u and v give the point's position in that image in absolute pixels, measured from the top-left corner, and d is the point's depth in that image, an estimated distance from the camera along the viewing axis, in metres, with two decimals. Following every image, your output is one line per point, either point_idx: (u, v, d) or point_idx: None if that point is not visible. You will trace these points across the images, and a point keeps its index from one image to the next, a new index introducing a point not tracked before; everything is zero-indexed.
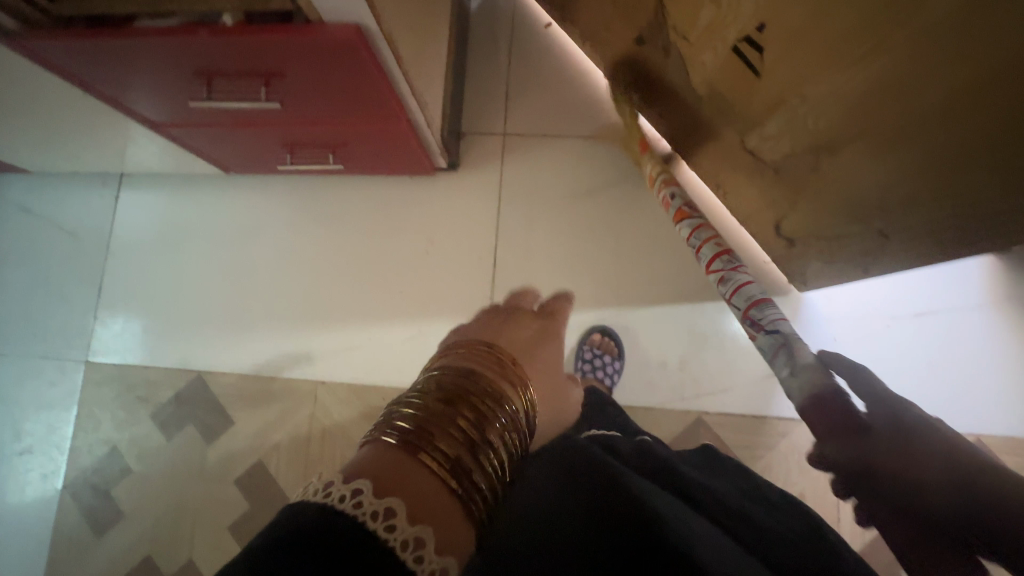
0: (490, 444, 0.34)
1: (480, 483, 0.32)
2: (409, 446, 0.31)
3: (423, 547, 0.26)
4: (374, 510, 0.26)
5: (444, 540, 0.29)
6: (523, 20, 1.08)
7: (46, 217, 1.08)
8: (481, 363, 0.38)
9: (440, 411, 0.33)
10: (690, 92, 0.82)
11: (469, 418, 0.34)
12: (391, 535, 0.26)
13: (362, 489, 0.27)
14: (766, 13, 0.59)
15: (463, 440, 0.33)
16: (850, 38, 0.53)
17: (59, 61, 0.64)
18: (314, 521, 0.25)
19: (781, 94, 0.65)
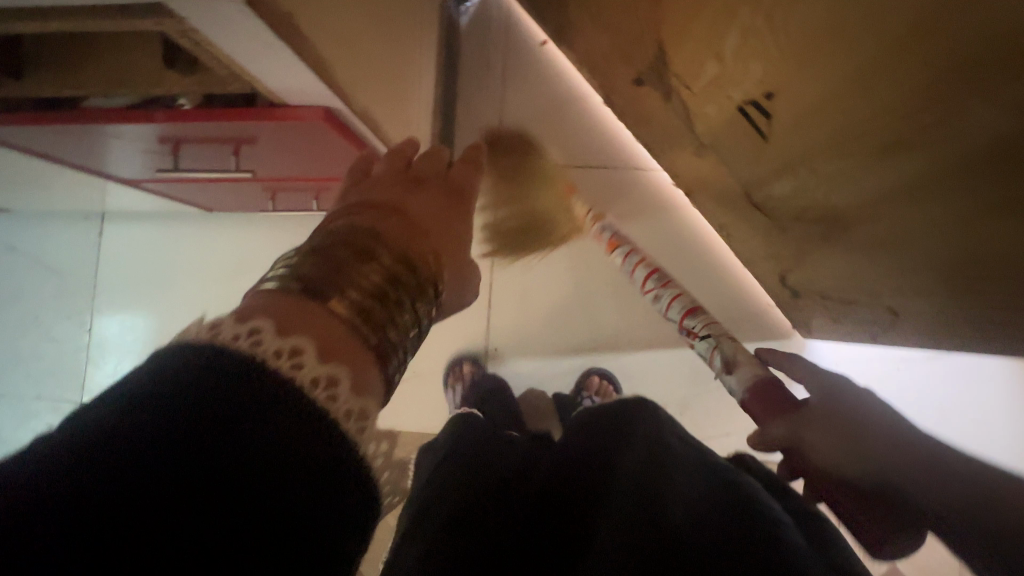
0: (395, 307, 0.37)
1: (387, 337, 0.36)
2: (314, 295, 0.34)
3: (338, 390, 0.28)
4: (277, 349, 0.27)
5: (359, 373, 0.31)
6: (516, 37, 1.00)
7: (29, 255, 1.06)
8: (377, 236, 0.41)
9: (340, 272, 0.36)
10: (692, 137, 0.76)
11: (375, 279, 0.37)
12: (301, 378, 0.27)
13: (263, 329, 0.28)
14: (772, 84, 0.54)
15: (371, 295, 0.36)
16: (864, 128, 0.48)
17: (8, 134, 0.59)
18: (217, 369, 0.25)
19: (789, 162, 0.60)
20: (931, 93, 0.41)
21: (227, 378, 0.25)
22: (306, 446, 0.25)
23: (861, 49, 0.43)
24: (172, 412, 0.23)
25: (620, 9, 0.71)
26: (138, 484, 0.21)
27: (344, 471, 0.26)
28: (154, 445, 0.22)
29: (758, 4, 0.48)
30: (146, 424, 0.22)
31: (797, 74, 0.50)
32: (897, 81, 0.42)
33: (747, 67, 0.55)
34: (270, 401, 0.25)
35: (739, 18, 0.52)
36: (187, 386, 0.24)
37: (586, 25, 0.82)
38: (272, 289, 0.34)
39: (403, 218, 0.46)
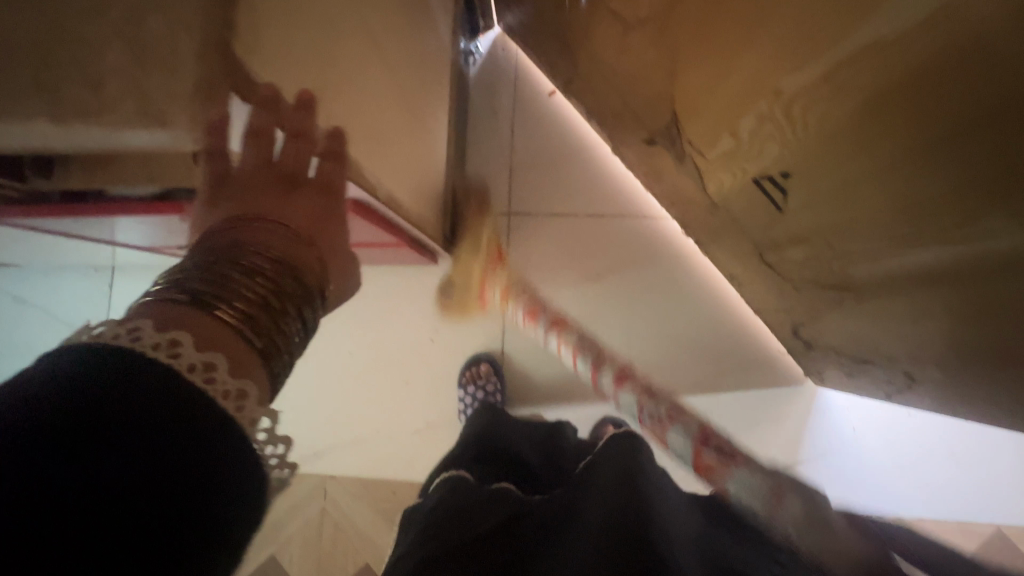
0: (281, 305, 0.27)
1: (295, 329, 0.28)
2: (196, 303, 0.24)
3: (248, 400, 0.22)
4: (156, 340, 0.21)
5: (251, 370, 0.24)
6: (523, 87, 1.02)
7: (41, 308, 1.06)
8: (261, 229, 0.29)
9: (214, 264, 0.26)
10: (704, 197, 0.77)
11: (262, 275, 0.27)
12: (209, 384, 0.21)
13: (181, 338, 0.22)
14: (789, 167, 0.55)
15: (263, 292, 0.27)
16: (880, 221, 0.49)
17: (38, 222, 0.61)
18: (93, 360, 0.20)
19: (805, 234, 0.61)
20: (952, 203, 0.41)
21: (98, 367, 0.20)
22: (198, 429, 0.20)
23: (881, 155, 0.44)
24: (54, 383, 0.19)
25: (632, 76, 0.73)
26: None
27: (238, 469, 0.21)
28: (23, 407, 0.18)
29: (776, 98, 0.50)
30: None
31: (814, 165, 0.51)
32: (891, 159, 0.43)
33: (763, 149, 0.57)
34: (155, 387, 0.20)
35: (756, 107, 0.53)
36: (66, 373, 0.19)
37: (596, 85, 0.84)
38: (150, 297, 0.25)
39: (305, 200, 0.34)
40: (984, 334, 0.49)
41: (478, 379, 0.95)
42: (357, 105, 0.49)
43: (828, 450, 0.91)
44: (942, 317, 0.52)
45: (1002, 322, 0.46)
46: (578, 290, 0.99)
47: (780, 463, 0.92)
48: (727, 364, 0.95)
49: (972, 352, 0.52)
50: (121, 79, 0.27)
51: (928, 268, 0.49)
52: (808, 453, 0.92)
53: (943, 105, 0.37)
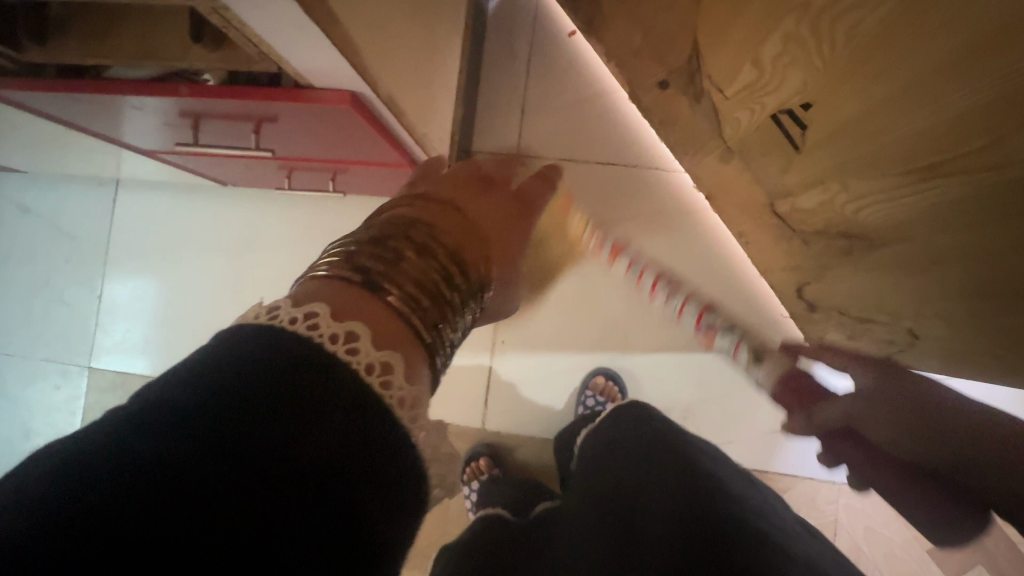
0: (443, 291, 0.41)
1: (449, 313, 0.41)
2: (367, 287, 0.36)
3: (417, 404, 0.29)
4: (333, 333, 0.28)
5: (413, 360, 0.35)
6: (543, 25, 0.98)
7: (43, 218, 1.06)
8: (429, 232, 0.44)
9: (386, 255, 0.39)
10: (719, 143, 0.75)
11: (426, 261, 0.41)
12: (352, 356, 0.28)
13: (356, 334, 0.29)
14: (810, 95, 0.52)
15: (427, 281, 0.40)
16: (898, 154, 0.47)
17: (41, 106, 0.61)
18: (271, 343, 0.27)
19: (819, 175, 0.59)
20: (973, 126, 0.39)
21: (303, 368, 0.26)
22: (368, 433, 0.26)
23: (904, 74, 0.42)
24: (264, 378, 0.25)
25: (656, 6, 0.69)
26: (212, 453, 0.23)
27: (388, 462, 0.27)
28: (237, 405, 0.24)
29: (804, 14, 0.47)
30: (235, 405, 0.24)
31: (838, 90, 0.49)
32: (909, 53, 0.40)
33: (784, 77, 0.54)
34: (338, 384, 0.27)
35: (782, 26, 0.50)
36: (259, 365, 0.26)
37: (619, 19, 0.80)
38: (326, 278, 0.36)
39: (454, 222, 0.50)
40: (985, 280, 0.49)
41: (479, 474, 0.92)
42: None
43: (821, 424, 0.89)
44: (950, 263, 0.51)
45: (1000, 265, 0.46)
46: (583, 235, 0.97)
47: (770, 426, 0.93)
48: (726, 324, 0.94)
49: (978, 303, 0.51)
50: None
51: (939, 206, 0.47)
52: None
53: (975, 11, 0.35)
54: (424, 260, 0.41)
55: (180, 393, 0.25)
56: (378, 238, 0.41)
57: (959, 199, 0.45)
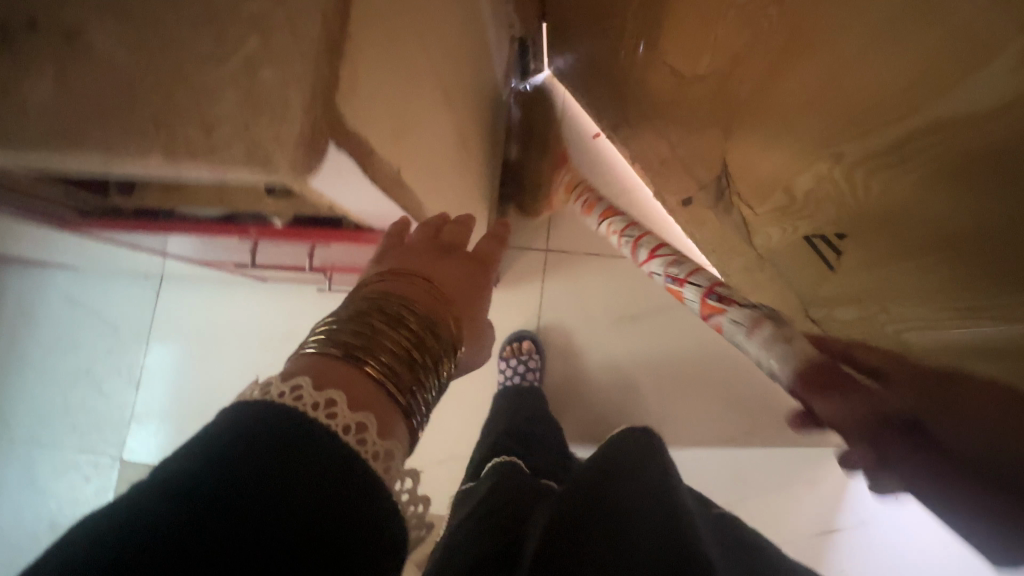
0: (420, 358, 0.36)
1: (428, 382, 0.37)
2: (352, 359, 0.33)
3: (393, 460, 0.27)
4: (315, 401, 0.26)
5: (392, 425, 0.32)
6: (570, 129, 1.05)
7: (88, 310, 1.10)
8: (406, 295, 0.40)
9: (366, 323, 0.35)
10: (748, 248, 0.77)
11: (403, 331, 0.36)
12: (333, 421, 0.26)
13: (336, 400, 0.27)
14: (847, 228, 0.54)
15: (402, 348, 0.35)
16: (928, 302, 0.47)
17: (106, 234, 0.64)
18: (266, 412, 0.25)
19: (858, 296, 0.60)
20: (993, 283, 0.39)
21: (283, 427, 0.24)
22: (352, 487, 0.24)
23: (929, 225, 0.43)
24: (252, 443, 0.23)
25: (683, 127, 0.74)
26: (181, 530, 0.20)
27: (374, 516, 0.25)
28: (223, 473, 0.22)
29: (837, 163, 0.50)
30: (221, 475, 0.22)
31: (875, 230, 0.50)
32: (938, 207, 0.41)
33: (819, 208, 0.57)
34: (317, 443, 0.25)
35: (815, 168, 0.53)
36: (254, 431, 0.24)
37: (645, 131, 0.85)
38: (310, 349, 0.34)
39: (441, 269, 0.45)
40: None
41: (519, 354, 0.96)
42: (424, 143, 0.51)
43: (855, 524, 0.89)
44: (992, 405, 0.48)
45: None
46: (616, 328, 0.98)
47: (813, 528, 0.90)
48: (762, 419, 0.92)
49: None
50: (232, 126, 0.29)
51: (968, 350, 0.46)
52: (842, 521, 0.89)
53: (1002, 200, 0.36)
54: (403, 322, 0.37)
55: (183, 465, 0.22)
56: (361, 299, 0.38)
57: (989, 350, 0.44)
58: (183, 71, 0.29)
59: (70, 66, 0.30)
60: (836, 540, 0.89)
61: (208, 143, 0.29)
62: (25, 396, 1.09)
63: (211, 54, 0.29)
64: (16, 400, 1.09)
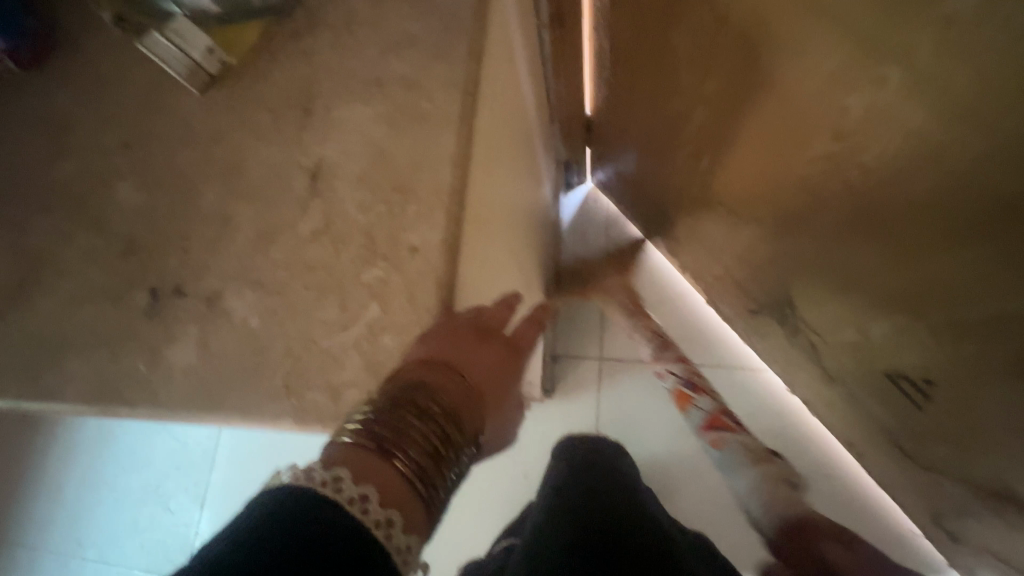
0: (450, 450, 0.28)
1: (459, 472, 0.29)
2: (379, 446, 0.26)
3: (394, 529, 0.24)
4: (324, 475, 0.24)
5: (411, 515, 0.26)
6: (616, 238, 1.07)
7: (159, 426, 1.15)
8: (447, 368, 0.29)
9: (396, 405, 0.28)
10: (819, 368, 0.75)
11: (436, 418, 0.28)
12: (339, 496, 0.24)
13: (343, 475, 0.24)
14: (933, 377, 0.53)
15: (431, 435, 0.27)
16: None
17: None
18: (283, 498, 0.24)
19: (949, 437, 0.57)
20: None
21: (290, 512, 0.23)
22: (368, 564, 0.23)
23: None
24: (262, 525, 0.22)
25: (739, 254, 0.74)
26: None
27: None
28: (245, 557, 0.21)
29: (921, 320, 0.49)
30: (231, 552, 0.21)
31: (967, 383, 0.48)
32: None
33: (898, 354, 0.55)
34: (329, 525, 0.23)
35: (894, 319, 0.52)
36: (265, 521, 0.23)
37: (698, 247, 0.87)
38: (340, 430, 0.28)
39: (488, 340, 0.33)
40: None
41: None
42: None
43: None
44: None
45: None
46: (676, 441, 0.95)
47: None
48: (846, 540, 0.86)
49: None
50: (356, 388, 0.31)
51: None
52: None
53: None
54: (438, 393, 0.29)
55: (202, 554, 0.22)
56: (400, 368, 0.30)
57: None
58: (313, 335, 0.32)
59: (210, 332, 0.34)
60: None
61: (335, 407, 0.31)
62: (97, 513, 1.12)
63: (338, 323, 0.32)
64: (88, 517, 1.12)
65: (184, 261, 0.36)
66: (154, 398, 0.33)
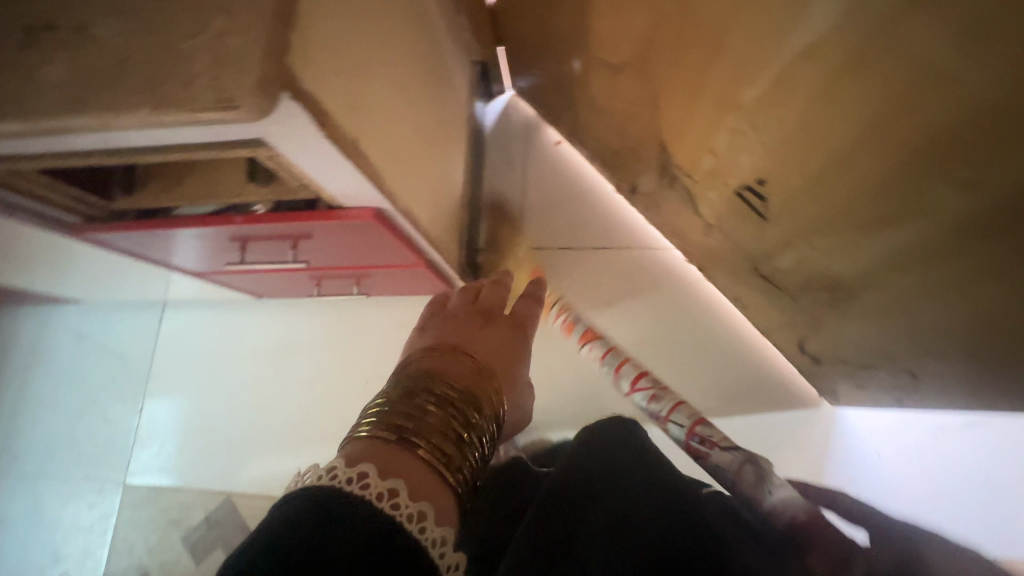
0: (465, 439, 0.40)
1: (470, 459, 0.40)
2: (401, 441, 0.37)
3: (425, 520, 0.32)
4: (349, 476, 0.32)
5: (441, 506, 0.35)
6: (534, 140, 1.14)
7: (95, 342, 1.16)
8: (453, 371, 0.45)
9: (413, 405, 0.40)
10: (699, 219, 0.83)
11: (445, 411, 0.40)
12: (365, 490, 0.31)
13: (366, 473, 0.33)
14: (763, 173, 0.61)
15: (444, 426, 0.39)
16: (862, 199, 0.50)
17: (111, 242, 0.70)
18: (320, 497, 0.31)
19: (789, 237, 0.65)
20: (898, 132, 0.44)
21: (327, 509, 0.30)
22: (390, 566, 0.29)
23: (836, 90, 0.46)
24: (299, 526, 0.29)
25: (624, 115, 0.81)
26: None
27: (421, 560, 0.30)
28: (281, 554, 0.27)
29: (741, 111, 0.57)
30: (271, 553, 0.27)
31: (781, 160, 0.56)
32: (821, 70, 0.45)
33: (739, 162, 0.63)
34: (360, 515, 0.30)
35: (726, 123, 0.60)
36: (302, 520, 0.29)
37: (596, 125, 0.93)
38: (368, 436, 0.38)
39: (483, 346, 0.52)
40: (967, 281, 0.48)
41: None
42: (385, 121, 0.58)
43: (860, 484, 0.85)
44: (932, 275, 0.50)
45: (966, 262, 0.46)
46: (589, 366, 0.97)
47: None
48: (740, 388, 0.95)
49: (963, 303, 0.50)
50: (202, 77, 0.36)
51: (905, 227, 0.49)
52: (840, 481, 0.86)
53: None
54: (445, 406, 0.41)
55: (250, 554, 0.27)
56: (408, 387, 0.42)
57: (911, 222, 0.48)
58: (165, 41, 0.37)
59: (77, 52, 0.38)
60: None
61: (184, 92, 0.36)
62: (33, 428, 1.13)
63: (187, 32, 0.37)
64: (24, 433, 1.13)
65: (57, 3, 0.40)
66: (32, 111, 0.38)
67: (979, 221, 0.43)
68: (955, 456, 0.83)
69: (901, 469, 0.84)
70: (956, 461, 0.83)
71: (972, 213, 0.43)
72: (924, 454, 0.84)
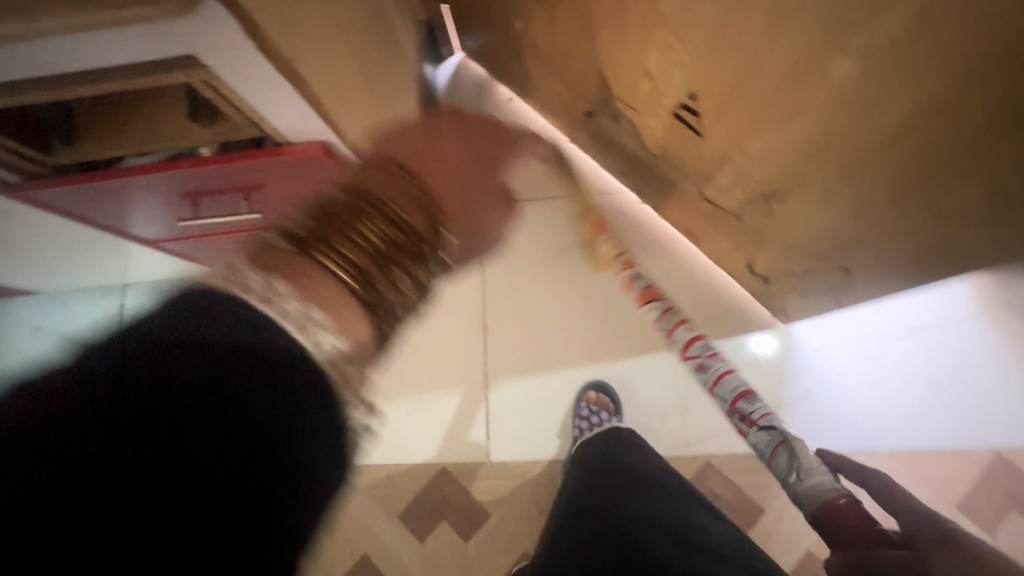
0: (390, 261, 0.37)
1: (398, 281, 0.37)
2: (311, 251, 0.35)
3: (322, 331, 0.31)
4: (243, 278, 0.31)
5: (350, 322, 0.33)
6: (486, 98, 1.16)
7: (55, 332, 1.13)
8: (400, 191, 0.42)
9: (331, 216, 0.37)
10: (645, 152, 0.87)
11: (373, 232, 0.37)
12: (251, 292, 0.31)
13: (263, 279, 0.31)
14: (693, 86, 0.64)
15: (374, 242, 0.37)
16: (778, 91, 0.54)
17: (59, 205, 0.69)
18: (199, 298, 0.30)
19: (724, 150, 0.69)
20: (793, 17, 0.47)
21: (204, 317, 0.30)
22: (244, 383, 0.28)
23: None
24: (170, 323, 0.29)
25: (565, 54, 0.84)
26: (101, 413, 0.26)
27: (310, 403, 0.30)
28: (138, 344, 0.28)
29: (666, 23, 0.60)
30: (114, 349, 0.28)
31: (707, 67, 0.60)
32: None
33: (672, 79, 0.66)
34: (244, 334, 0.30)
35: (655, 39, 0.63)
36: (164, 317, 0.29)
37: (543, 74, 0.96)
38: (275, 237, 0.36)
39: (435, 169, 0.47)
40: (873, 159, 0.52)
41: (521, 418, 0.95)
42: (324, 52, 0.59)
43: (809, 393, 0.95)
44: (845, 158, 0.54)
45: (870, 137, 0.50)
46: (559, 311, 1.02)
47: None
48: (700, 317, 1.00)
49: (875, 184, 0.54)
50: None
51: (816, 111, 0.52)
52: (791, 395, 0.95)
53: None
54: (373, 218, 0.38)
55: (98, 341, 0.29)
56: (330, 197, 0.39)
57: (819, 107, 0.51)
58: None
59: None
60: (787, 413, 0.94)
61: None
62: None
63: None
64: None
65: None
66: None
67: (872, 93, 0.46)
68: (902, 349, 0.91)
69: (845, 375, 0.94)
70: (898, 352, 0.90)
71: (866, 85, 0.46)
72: (872, 354, 0.92)
